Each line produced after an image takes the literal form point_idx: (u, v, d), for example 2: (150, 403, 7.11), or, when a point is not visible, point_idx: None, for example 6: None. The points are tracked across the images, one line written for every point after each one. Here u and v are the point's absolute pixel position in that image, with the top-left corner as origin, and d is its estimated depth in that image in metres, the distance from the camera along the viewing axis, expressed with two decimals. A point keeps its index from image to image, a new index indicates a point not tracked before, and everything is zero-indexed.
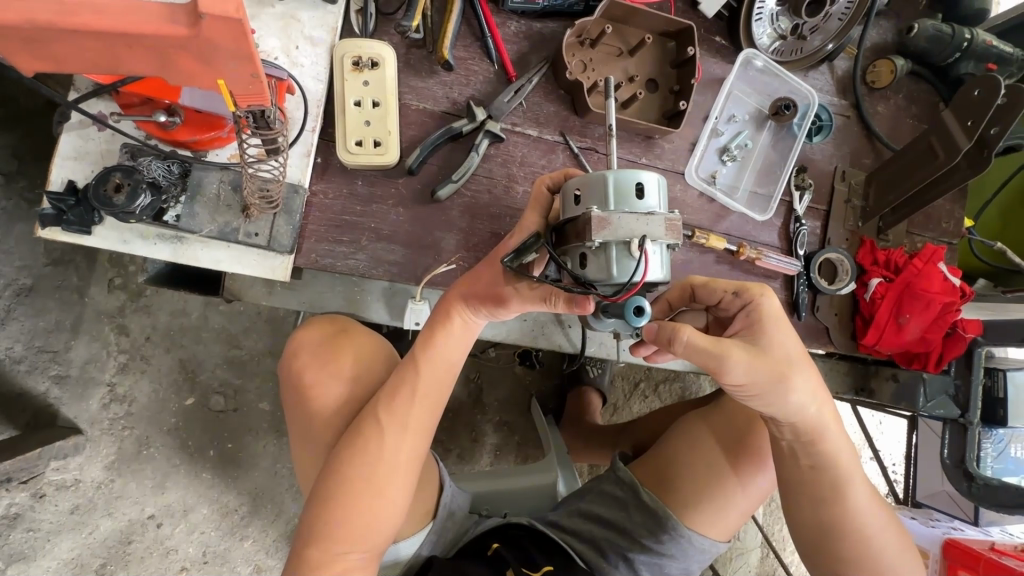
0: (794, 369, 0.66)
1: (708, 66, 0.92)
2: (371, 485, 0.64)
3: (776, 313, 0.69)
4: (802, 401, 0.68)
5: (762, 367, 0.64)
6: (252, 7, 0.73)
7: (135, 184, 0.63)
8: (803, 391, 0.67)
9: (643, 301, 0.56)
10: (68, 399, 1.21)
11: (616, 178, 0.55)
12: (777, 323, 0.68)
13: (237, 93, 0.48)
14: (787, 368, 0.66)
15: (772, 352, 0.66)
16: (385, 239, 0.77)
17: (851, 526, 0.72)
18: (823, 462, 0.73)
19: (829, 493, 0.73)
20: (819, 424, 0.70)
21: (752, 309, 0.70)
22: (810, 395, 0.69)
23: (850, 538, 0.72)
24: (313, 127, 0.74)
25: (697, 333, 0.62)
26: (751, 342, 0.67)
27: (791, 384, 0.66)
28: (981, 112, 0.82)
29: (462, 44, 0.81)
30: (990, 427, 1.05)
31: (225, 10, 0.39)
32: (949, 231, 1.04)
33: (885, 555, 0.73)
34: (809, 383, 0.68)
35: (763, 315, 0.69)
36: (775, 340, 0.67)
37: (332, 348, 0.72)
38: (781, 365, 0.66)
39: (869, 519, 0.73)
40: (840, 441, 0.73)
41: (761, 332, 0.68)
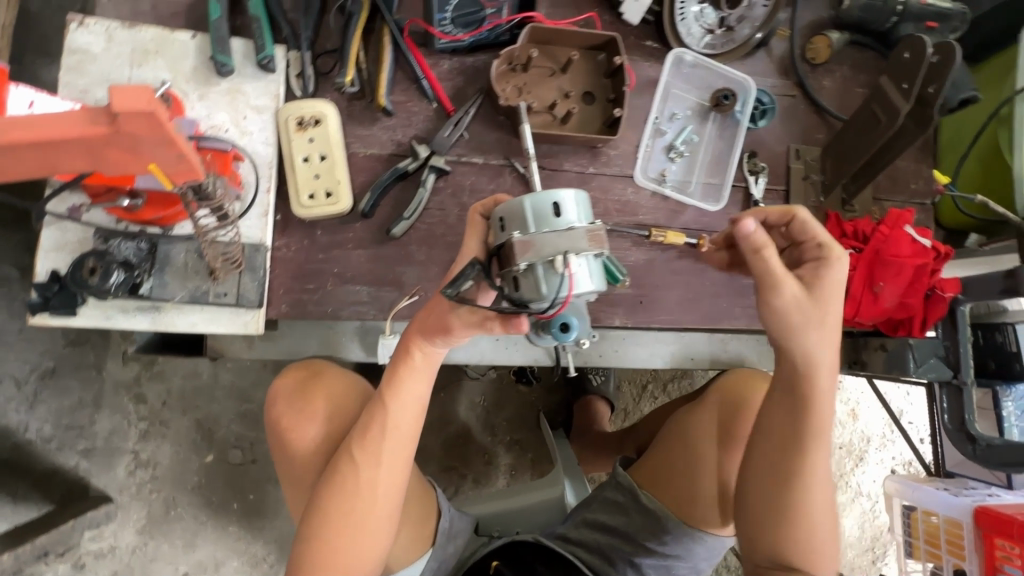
0: (830, 324, 0.69)
1: (642, 70, 0.94)
2: (350, 523, 0.67)
3: (841, 278, 0.70)
4: (819, 346, 0.69)
5: (805, 315, 0.68)
6: (199, 88, 0.78)
7: (107, 266, 0.68)
8: (817, 333, 0.69)
9: (569, 319, 0.62)
10: (98, 469, 1.32)
11: (533, 202, 0.58)
12: (834, 288, 0.69)
13: (171, 173, 0.54)
14: (823, 317, 0.69)
15: (820, 302, 0.69)
16: (350, 281, 0.82)
17: (801, 483, 0.72)
18: (804, 425, 0.71)
19: (801, 441, 0.72)
20: (820, 369, 0.70)
21: (823, 266, 0.69)
22: (824, 341, 0.69)
23: (798, 494, 0.72)
24: (268, 188, 0.79)
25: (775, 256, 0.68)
26: (808, 286, 0.69)
27: (811, 325, 0.68)
28: (915, 73, 0.81)
29: (400, 89, 0.86)
30: (1010, 384, 0.99)
31: (138, 106, 0.45)
32: (918, 192, 1.03)
33: (818, 525, 0.73)
34: (829, 329, 0.69)
35: (826, 276, 0.69)
36: (822, 294, 0.69)
37: (303, 394, 0.75)
38: (818, 317, 0.69)
39: (821, 483, 0.73)
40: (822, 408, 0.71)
41: (816, 290, 0.69)
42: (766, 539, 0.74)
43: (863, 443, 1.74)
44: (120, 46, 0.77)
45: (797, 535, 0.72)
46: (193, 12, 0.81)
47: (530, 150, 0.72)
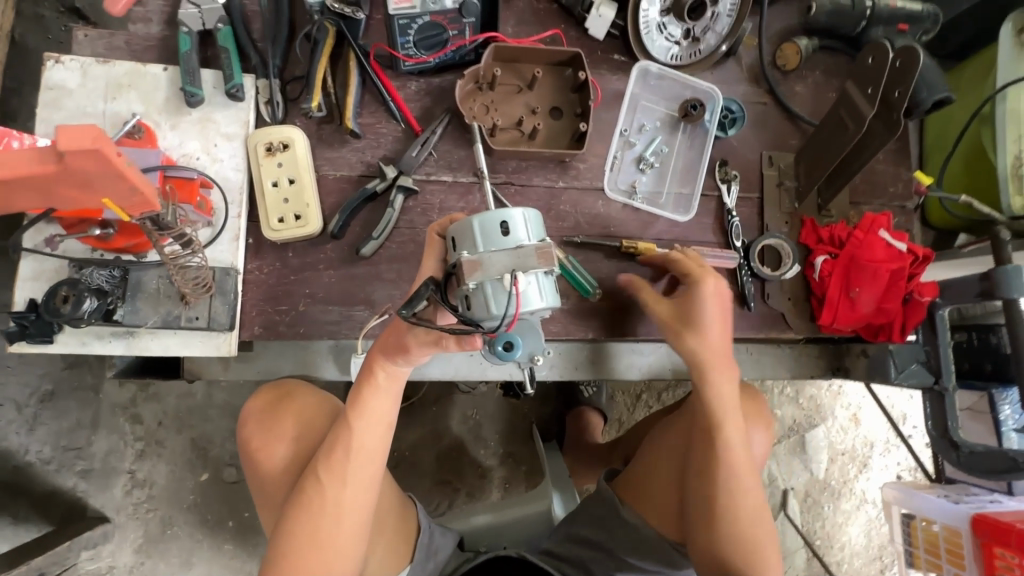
0: (701, 329, 0.81)
1: (610, 83, 0.95)
2: (315, 541, 0.68)
3: (709, 295, 0.81)
4: (698, 345, 0.81)
5: (671, 331, 0.83)
6: (171, 118, 0.81)
7: (79, 294, 0.70)
8: (694, 334, 0.81)
9: (512, 339, 0.61)
10: (95, 490, 1.34)
11: (481, 221, 0.59)
12: (700, 304, 0.81)
13: (126, 205, 0.55)
14: (693, 324, 0.81)
15: (687, 317, 0.82)
16: (322, 301, 0.83)
17: (715, 473, 0.78)
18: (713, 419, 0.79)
19: (706, 432, 0.80)
20: (707, 363, 0.80)
21: (688, 293, 0.82)
22: (704, 339, 0.80)
23: (716, 484, 0.78)
24: (238, 213, 0.81)
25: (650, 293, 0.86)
26: (678, 305, 0.83)
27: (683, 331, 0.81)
28: (879, 78, 0.82)
29: (368, 111, 0.87)
30: (1005, 387, 0.95)
31: (83, 144, 0.46)
32: (897, 195, 1.02)
33: (745, 514, 0.77)
34: (705, 330, 0.81)
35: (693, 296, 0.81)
36: (689, 316, 0.82)
37: (272, 414, 0.76)
38: (683, 328, 0.82)
39: (739, 472, 0.78)
40: (727, 403, 0.80)
41: (687, 312, 0.82)
42: (701, 532, 0.78)
43: (866, 448, 1.70)
44: (95, 81, 0.80)
45: (729, 526, 0.76)
46: (166, 45, 0.84)
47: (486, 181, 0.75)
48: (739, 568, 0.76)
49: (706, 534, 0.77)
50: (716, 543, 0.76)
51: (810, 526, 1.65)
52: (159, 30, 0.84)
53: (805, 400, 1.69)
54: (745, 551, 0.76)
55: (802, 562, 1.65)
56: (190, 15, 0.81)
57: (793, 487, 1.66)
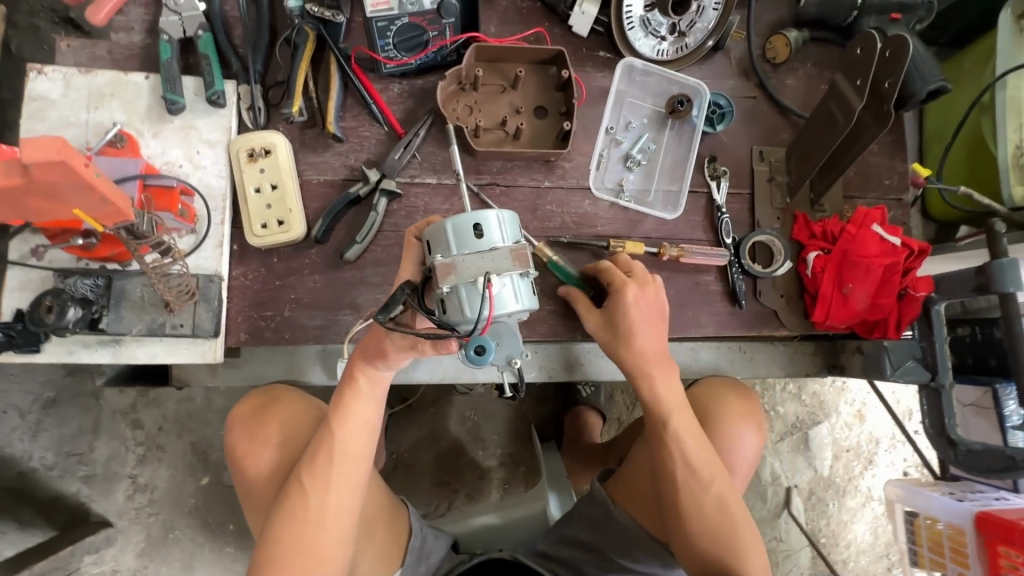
0: (632, 336, 0.78)
1: (595, 81, 0.94)
2: (298, 548, 0.67)
3: (631, 301, 0.77)
4: (631, 353, 0.79)
5: (608, 342, 0.80)
6: (154, 126, 0.81)
7: (62, 303, 0.70)
8: (626, 343, 0.78)
9: (485, 343, 0.59)
10: (97, 495, 1.36)
11: (454, 224, 0.58)
12: (626, 312, 0.77)
13: (100, 216, 0.56)
14: (624, 333, 0.78)
15: (617, 326, 0.79)
16: (307, 306, 0.83)
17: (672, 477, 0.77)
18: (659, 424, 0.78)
19: (656, 437, 0.79)
20: (644, 371, 0.78)
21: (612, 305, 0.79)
22: (637, 346, 0.78)
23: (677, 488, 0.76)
24: (222, 219, 0.81)
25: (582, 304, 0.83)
26: (607, 314, 0.80)
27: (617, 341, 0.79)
28: (867, 70, 0.80)
29: (351, 115, 0.87)
30: (1007, 382, 0.93)
31: (47, 157, 0.47)
32: (892, 187, 1.00)
33: (714, 513, 0.75)
34: (640, 337, 0.78)
35: (617, 305, 0.78)
36: (616, 328, 0.79)
37: (259, 419, 0.76)
38: (618, 337, 0.79)
39: (701, 473, 0.76)
40: (672, 405, 0.78)
41: (613, 323, 0.79)
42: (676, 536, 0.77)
43: (871, 445, 1.67)
44: (78, 91, 0.80)
45: (699, 527, 0.75)
46: (148, 54, 0.84)
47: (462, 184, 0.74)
48: (722, 567, 0.74)
49: (680, 536, 0.76)
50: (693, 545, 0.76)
51: (815, 524, 1.63)
52: (141, 39, 0.85)
53: (808, 396, 1.66)
54: (722, 550, 0.75)
55: (807, 561, 1.62)
56: (171, 23, 0.82)
57: (797, 485, 1.64)
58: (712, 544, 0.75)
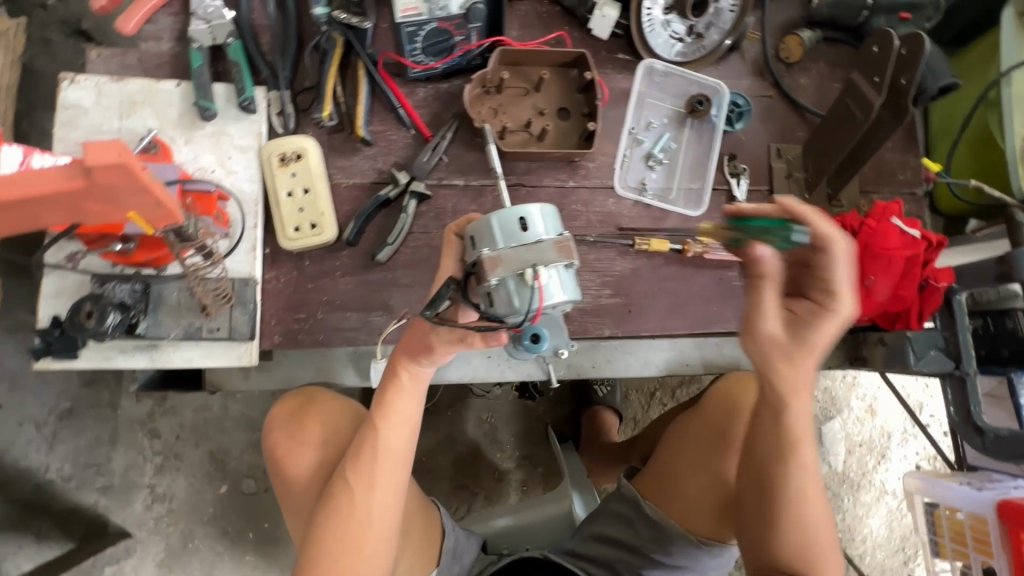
0: (809, 348, 0.65)
1: (616, 82, 0.95)
2: (347, 546, 0.68)
3: (831, 312, 0.65)
4: (789, 367, 0.66)
5: (779, 344, 0.66)
6: (186, 133, 0.82)
7: (103, 308, 0.71)
8: (786, 352, 0.66)
9: (540, 331, 0.67)
10: (115, 506, 1.35)
11: (500, 219, 0.59)
12: (818, 320, 0.65)
13: (151, 219, 0.56)
14: (801, 341, 0.65)
15: (805, 332, 0.65)
16: (339, 308, 0.84)
17: (778, 498, 0.71)
18: (787, 445, 0.69)
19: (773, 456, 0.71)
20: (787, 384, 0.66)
21: (820, 309, 0.66)
22: (797, 358, 0.66)
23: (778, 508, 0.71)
24: (254, 224, 0.82)
25: (772, 287, 0.65)
26: (799, 317, 0.66)
27: (777, 348, 0.66)
28: (884, 67, 0.82)
29: (378, 119, 0.88)
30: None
31: (109, 159, 0.47)
32: (906, 182, 1.02)
33: (808, 538, 0.71)
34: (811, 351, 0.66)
35: (819, 314, 0.66)
36: (800, 338, 0.66)
37: (299, 420, 0.78)
38: (799, 344, 0.65)
39: (809, 499, 0.71)
40: (801, 423, 0.69)
41: (806, 337, 0.65)
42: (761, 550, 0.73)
43: (884, 439, 1.69)
44: (110, 99, 0.81)
45: (788, 548, 0.72)
46: (177, 62, 0.85)
47: (496, 169, 0.74)
48: None
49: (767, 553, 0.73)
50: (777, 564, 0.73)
51: None
52: (170, 47, 0.85)
53: (821, 392, 1.68)
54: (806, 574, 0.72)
55: None
56: (200, 31, 0.82)
57: None
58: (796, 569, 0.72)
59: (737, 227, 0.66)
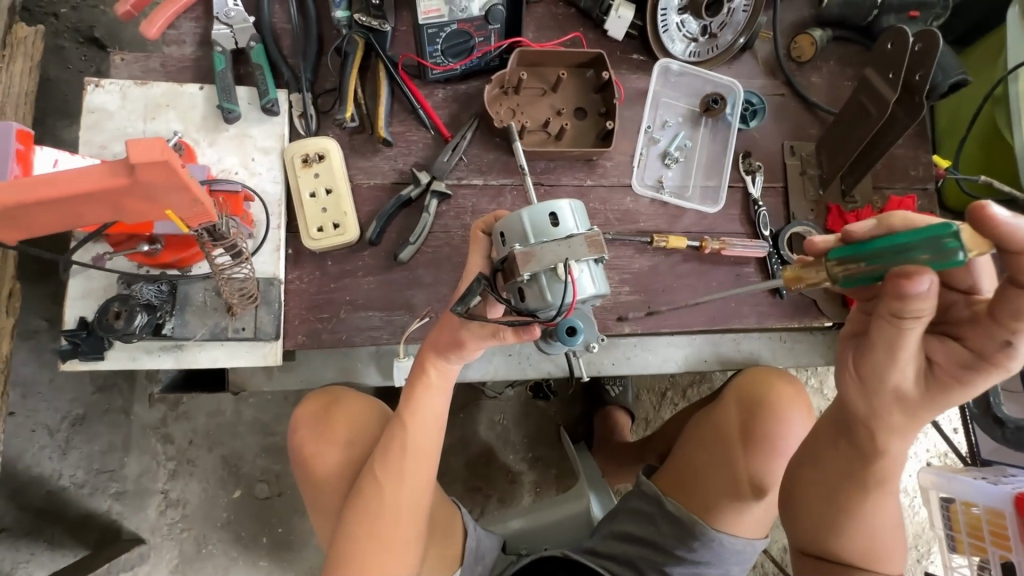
0: (931, 401, 0.54)
1: (631, 82, 0.97)
2: (378, 543, 0.68)
3: (981, 367, 0.50)
4: (894, 416, 0.56)
5: (896, 394, 0.54)
6: (209, 135, 0.83)
7: (131, 308, 0.71)
8: (893, 401, 0.55)
9: (575, 323, 0.67)
10: (129, 512, 1.34)
11: (530, 215, 0.60)
12: (961, 377, 0.51)
13: (187, 216, 0.57)
14: (924, 392, 0.53)
15: (931, 380, 0.53)
16: (362, 307, 0.84)
17: (842, 536, 0.66)
18: (868, 479, 0.62)
19: (847, 497, 0.63)
20: (883, 430, 0.57)
21: (974, 364, 0.50)
22: (906, 408, 0.55)
23: (839, 543, 0.66)
24: (278, 224, 0.83)
25: (918, 333, 0.49)
26: (935, 364, 0.52)
27: (883, 395, 0.54)
28: (899, 63, 0.83)
29: (398, 120, 0.89)
30: None
31: (152, 157, 0.48)
32: (919, 178, 1.03)
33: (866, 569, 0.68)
34: (925, 403, 0.54)
35: (962, 365, 0.51)
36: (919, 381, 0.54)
37: (325, 419, 0.78)
38: (922, 396, 0.54)
39: (875, 534, 0.66)
40: (890, 464, 0.60)
41: (942, 395, 0.53)
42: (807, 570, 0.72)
43: None
44: (135, 103, 0.82)
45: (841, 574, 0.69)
46: (199, 65, 0.86)
47: (524, 164, 0.74)
48: None
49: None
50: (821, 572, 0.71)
51: None
52: (193, 51, 0.86)
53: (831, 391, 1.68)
54: None
55: None
56: (223, 35, 0.84)
57: None
58: None
59: (859, 250, 0.50)
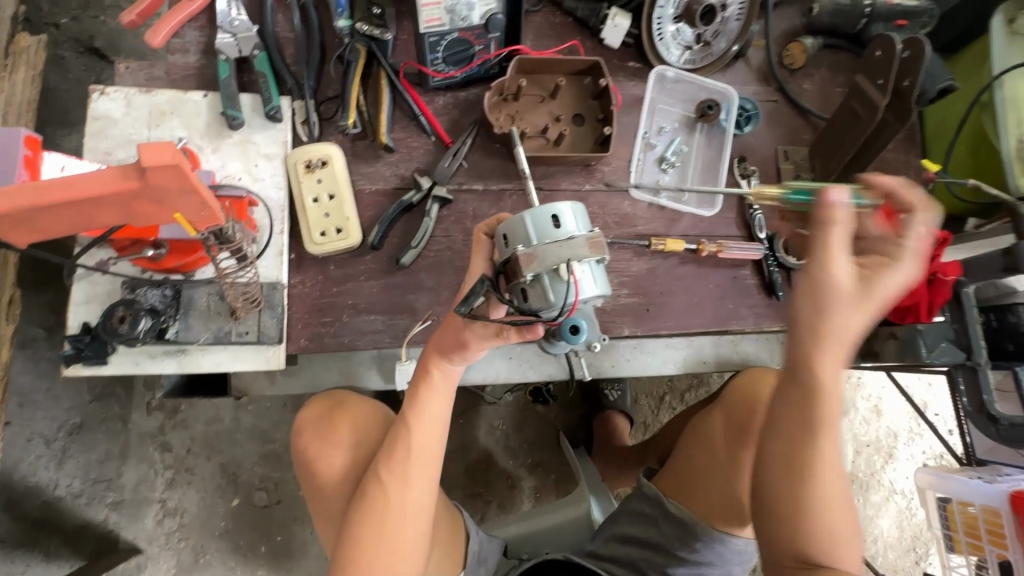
0: (857, 310, 0.60)
1: (627, 89, 0.99)
2: (384, 543, 0.68)
3: (888, 273, 0.61)
4: (832, 332, 0.60)
5: (831, 300, 0.59)
6: (213, 141, 0.84)
7: (136, 313, 0.72)
8: (832, 316, 0.59)
9: (577, 323, 0.69)
10: (126, 521, 1.33)
11: (533, 217, 0.61)
12: (878, 282, 0.60)
13: (195, 220, 0.58)
14: (854, 299, 0.59)
15: (859, 288, 0.60)
16: (365, 311, 0.85)
17: (804, 488, 0.64)
18: (815, 420, 0.62)
19: (801, 442, 0.63)
20: (824, 356, 0.60)
21: (885, 265, 0.61)
22: (841, 326, 0.60)
23: (802, 497, 0.64)
24: (281, 229, 0.83)
25: (841, 239, 0.58)
26: (860, 270, 0.62)
27: (823, 310, 0.59)
28: (888, 69, 0.85)
29: (399, 126, 0.90)
30: None
31: (163, 161, 0.49)
32: (909, 181, 1.06)
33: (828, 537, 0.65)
34: (852, 317, 0.60)
35: (878, 269, 0.61)
36: (852, 305, 0.60)
37: (329, 421, 0.79)
38: (851, 301, 0.59)
39: (831, 491, 0.65)
40: (831, 405, 0.62)
41: (867, 296, 0.60)
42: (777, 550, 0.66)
43: (891, 438, 1.71)
44: (139, 110, 0.83)
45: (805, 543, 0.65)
46: (203, 73, 0.87)
47: (524, 168, 0.78)
48: None
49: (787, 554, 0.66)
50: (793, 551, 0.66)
51: None
52: (196, 60, 0.88)
53: None
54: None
55: None
56: (226, 44, 0.85)
57: None
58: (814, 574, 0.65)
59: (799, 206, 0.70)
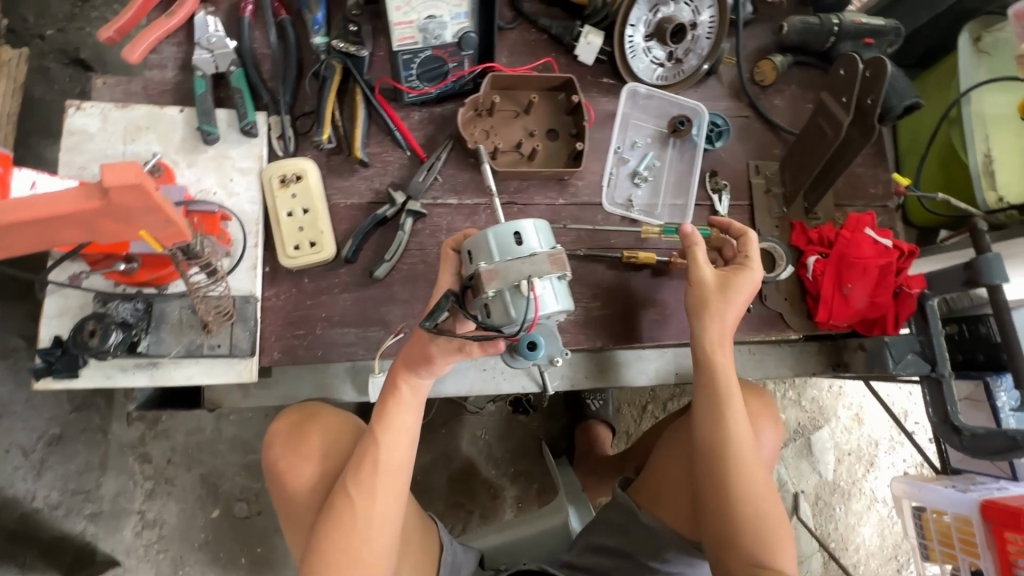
0: (730, 305, 0.84)
1: (601, 105, 1.01)
2: (351, 556, 0.69)
3: (744, 276, 0.85)
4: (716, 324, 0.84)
5: (709, 299, 0.84)
6: (188, 156, 0.85)
7: (106, 326, 0.73)
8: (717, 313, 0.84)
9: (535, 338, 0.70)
10: (104, 533, 1.32)
11: (495, 233, 0.62)
12: (739, 282, 0.84)
13: (161, 237, 0.59)
14: (726, 297, 0.84)
15: (727, 288, 0.84)
16: (338, 323, 0.86)
17: (726, 446, 0.81)
18: (720, 391, 0.83)
19: (713, 408, 0.83)
20: (717, 341, 0.84)
21: (739, 270, 0.85)
22: (723, 320, 0.85)
23: (725, 455, 0.81)
24: (255, 243, 0.84)
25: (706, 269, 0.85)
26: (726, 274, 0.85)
27: (708, 308, 0.84)
28: (851, 88, 0.87)
29: (375, 141, 0.92)
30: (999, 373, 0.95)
31: (124, 180, 0.50)
32: (877, 195, 1.08)
33: (752, 494, 0.80)
34: (728, 310, 0.84)
35: (737, 273, 0.85)
36: (729, 323, 0.85)
37: (300, 434, 0.79)
38: (721, 297, 0.84)
39: (747, 450, 0.82)
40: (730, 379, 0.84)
41: (730, 292, 0.84)
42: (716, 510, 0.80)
43: (872, 447, 1.72)
44: (115, 124, 0.84)
45: (736, 501, 0.79)
46: (180, 89, 0.89)
47: (490, 184, 0.78)
48: (751, 549, 0.78)
49: (727, 515, 0.79)
50: (736, 538, 0.78)
51: (824, 529, 1.66)
52: (174, 75, 0.89)
53: (808, 402, 1.71)
54: (754, 531, 0.78)
55: (818, 566, 1.64)
56: (204, 60, 0.86)
57: (804, 490, 1.66)
58: (748, 528, 0.78)
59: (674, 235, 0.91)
